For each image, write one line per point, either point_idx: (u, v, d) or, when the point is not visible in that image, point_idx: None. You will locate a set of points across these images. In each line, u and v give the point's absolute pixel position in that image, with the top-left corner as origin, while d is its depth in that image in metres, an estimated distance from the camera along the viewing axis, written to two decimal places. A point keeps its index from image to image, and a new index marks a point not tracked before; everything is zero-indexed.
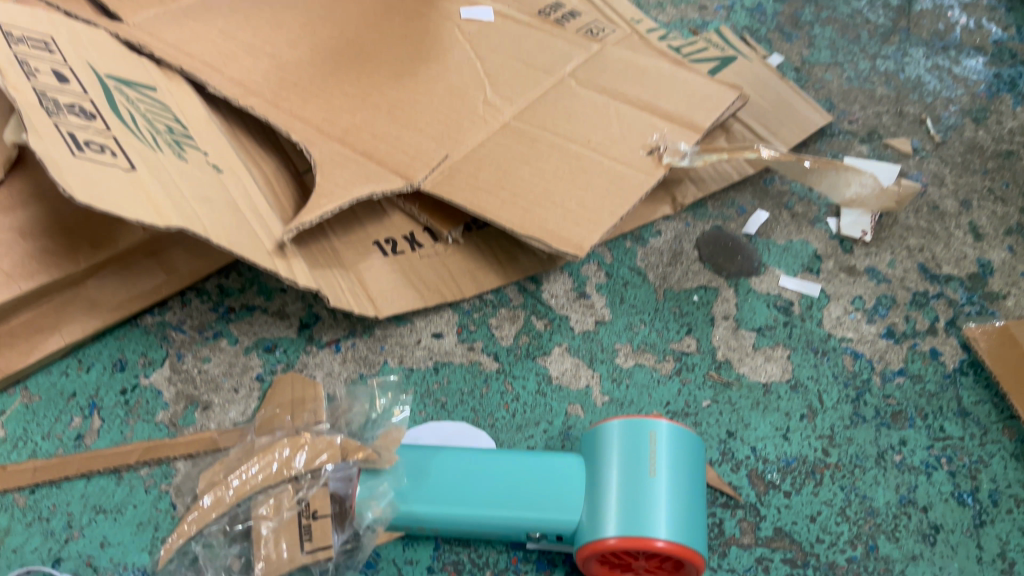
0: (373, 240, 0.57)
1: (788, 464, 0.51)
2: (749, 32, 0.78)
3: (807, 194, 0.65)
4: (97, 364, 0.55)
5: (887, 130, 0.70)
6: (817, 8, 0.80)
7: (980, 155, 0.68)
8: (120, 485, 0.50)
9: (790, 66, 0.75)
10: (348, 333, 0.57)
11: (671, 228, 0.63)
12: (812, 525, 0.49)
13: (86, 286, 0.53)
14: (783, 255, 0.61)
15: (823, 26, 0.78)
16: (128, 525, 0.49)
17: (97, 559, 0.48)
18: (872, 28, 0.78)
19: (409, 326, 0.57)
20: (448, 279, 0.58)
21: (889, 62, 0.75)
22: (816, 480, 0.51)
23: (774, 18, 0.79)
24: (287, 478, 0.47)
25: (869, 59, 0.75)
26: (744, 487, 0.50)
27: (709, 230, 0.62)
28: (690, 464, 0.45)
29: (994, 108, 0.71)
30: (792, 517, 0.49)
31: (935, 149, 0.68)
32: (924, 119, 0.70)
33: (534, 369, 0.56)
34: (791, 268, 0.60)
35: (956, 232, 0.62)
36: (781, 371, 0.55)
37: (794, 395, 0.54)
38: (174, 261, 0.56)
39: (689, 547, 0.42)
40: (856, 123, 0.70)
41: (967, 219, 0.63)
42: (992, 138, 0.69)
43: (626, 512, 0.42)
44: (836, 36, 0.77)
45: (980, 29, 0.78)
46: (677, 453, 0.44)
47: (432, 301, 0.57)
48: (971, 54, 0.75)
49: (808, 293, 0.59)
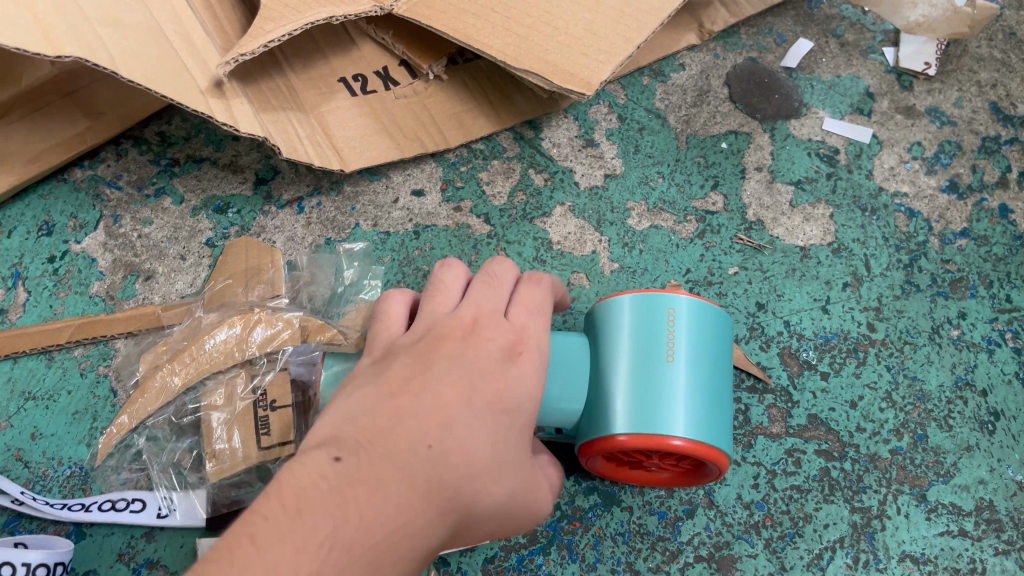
0: (339, 77, 0.47)
1: (826, 342, 0.44)
2: None
3: (860, 18, 0.54)
4: (20, 227, 0.47)
5: None
6: None
7: None
8: (51, 368, 0.43)
9: None
10: (313, 190, 0.48)
11: (697, 60, 0.52)
12: (852, 412, 0.42)
13: None
14: (829, 92, 0.51)
15: None
16: (62, 414, 0.42)
17: (28, 452, 0.41)
18: None
19: (384, 182, 0.49)
20: (429, 125, 0.48)
21: None
22: (859, 360, 0.43)
23: None
24: (240, 361, 0.40)
25: None
26: (775, 368, 0.43)
27: (743, 63, 0.52)
28: (716, 343, 0.37)
29: None
30: (830, 403, 0.42)
31: None
32: None
33: (531, 232, 0.47)
34: (837, 108, 0.51)
35: None
36: (823, 232, 0.47)
37: (836, 261, 0.46)
38: (95, 101, 0.47)
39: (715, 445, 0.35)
40: None
41: None
42: None
43: (643, 400, 0.35)
44: None
45: None
46: (703, 334, 0.36)
47: (410, 152, 0.48)
48: None
49: (858, 139, 0.50)
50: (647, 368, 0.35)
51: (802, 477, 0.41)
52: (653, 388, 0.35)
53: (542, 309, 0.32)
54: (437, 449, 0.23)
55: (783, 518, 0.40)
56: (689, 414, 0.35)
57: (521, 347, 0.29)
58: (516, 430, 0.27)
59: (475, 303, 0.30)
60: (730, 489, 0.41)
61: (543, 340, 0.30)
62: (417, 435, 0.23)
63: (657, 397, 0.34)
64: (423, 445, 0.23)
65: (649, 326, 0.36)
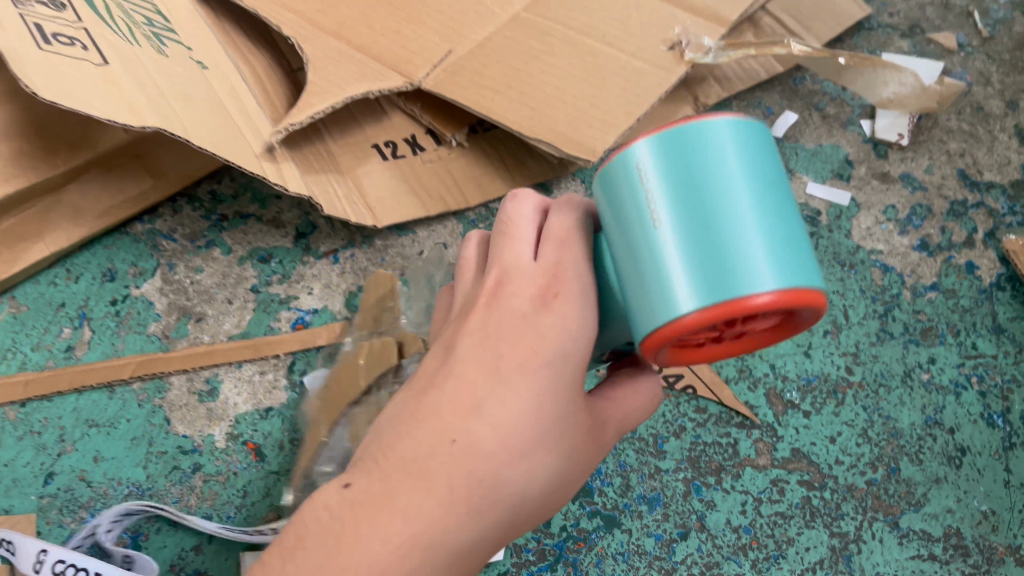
0: (372, 142, 0.53)
1: (809, 383, 0.48)
2: None
3: (840, 93, 0.59)
4: (87, 274, 0.52)
5: (930, 22, 0.63)
6: None
7: None
8: (112, 400, 0.49)
9: None
10: (347, 243, 0.54)
11: None
12: (831, 446, 0.47)
13: (68, 192, 0.50)
14: (811, 159, 0.57)
15: None
16: (122, 440, 0.48)
17: (91, 474, 0.47)
18: None
19: (411, 237, 0.55)
20: (452, 185, 0.54)
21: None
22: (838, 400, 0.48)
23: None
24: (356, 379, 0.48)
25: None
26: (761, 407, 0.47)
27: None
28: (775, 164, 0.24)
29: None
30: (812, 438, 0.47)
31: (983, 44, 0.62)
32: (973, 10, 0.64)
33: None
34: (819, 174, 0.56)
35: (1001, 136, 0.58)
36: None
37: None
38: (160, 163, 0.53)
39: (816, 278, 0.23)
40: (898, 14, 0.63)
41: (1014, 122, 0.59)
42: None
43: (707, 269, 0.22)
44: None
45: None
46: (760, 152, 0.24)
47: (434, 210, 0.54)
48: None
49: (837, 203, 0.55)
50: (704, 216, 0.23)
51: (786, 504, 0.45)
52: (717, 246, 0.22)
53: (580, 231, 0.28)
54: (459, 440, 0.26)
55: (768, 541, 0.45)
56: (764, 235, 0.22)
57: (557, 288, 0.27)
58: (553, 387, 0.27)
59: (503, 260, 0.29)
60: (720, 515, 0.45)
61: (582, 270, 0.27)
62: (440, 432, 0.26)
63: (720, 240, 0.22)
64: (445, 440, 0.26)
65: (688, 159, 0.23)
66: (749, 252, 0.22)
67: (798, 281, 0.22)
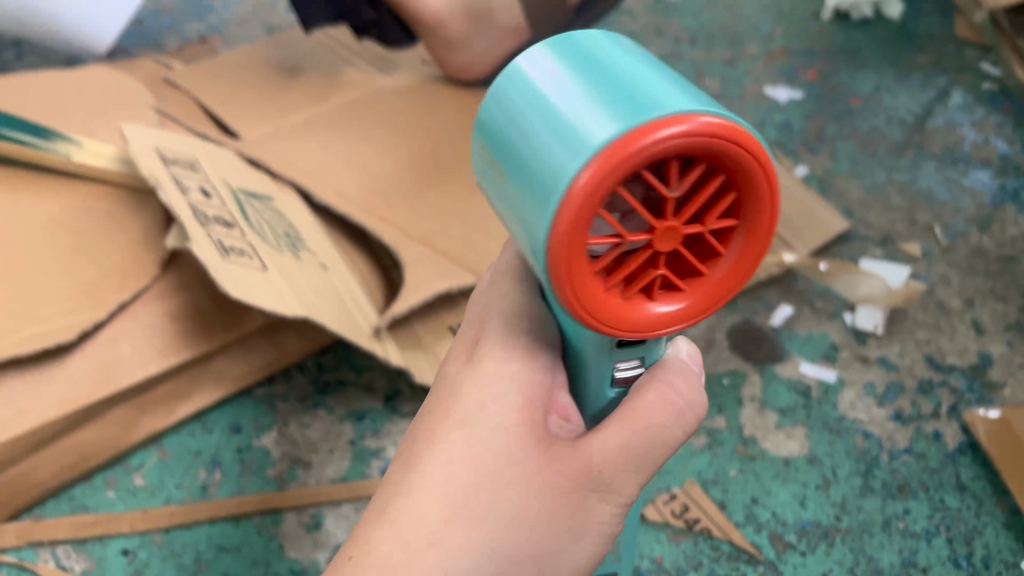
0: (447, 324, 0.66)
1: (804, 527, 0.59)
2: (779, 145, 0.87)
3: (827, 291, 0.73)
4: (218, 427, 0.66)
5: (900, 235, 0.78)
6: (840, 125, 0.89)
7: (985, 258, 0.76)
8: (238, 529, 0.61)
9: (814, 176, 0.84)
10: None
11: (706, 319, 0.72)
12: None
13: (216, 362, 0.65)
14: (803, 344, 0.70)
15: (845, 140, 0.87)
16: (245, 561, 0.59)
17: None
18: (890, 142, 0.86)
19: None
20: None
21: (903, 173, 0.84)
22: (829, 542, 0.58)
23: (801, 133, 0.88)
24: None
25: (885, 170, 0.84)
26: (765, 546, 0.58)
27: (740, 323, 0.71)
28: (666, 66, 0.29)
29: (1000, 216, 0.79)
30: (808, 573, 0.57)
31: (944, 252, 0.76)
32: (934, 226, 0.79)
33: None
34: (810, 356, 0.69)
35: (960, 327, 0.70)
36: (800, 446, 0.63)
37: (811, 468, 0.62)
38: (282, 339, 0.67)
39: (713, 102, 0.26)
40: (873, 229, 0.78)
41: (971, 315, 0.71)
42: (996, 244, 0.77)
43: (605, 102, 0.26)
44: (856, 149, 0.86)
45: (988, 144, 0.86)
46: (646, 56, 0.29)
47: None
48: (978, 166, 0.84)
49: (825, 380, 0.67)
50: (598, 84, 0.27)
51: None
52: (617, 94, 0.26)
53: (494, 331, 0.37)
54: (416, 525, 0.32)
55: None
56: (649, 79, 0.26)
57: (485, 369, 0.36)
58: (478, 453, 0.33)
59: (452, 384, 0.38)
60: None
61: (495, 355, 0.36)
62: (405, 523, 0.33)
63: (615, 87, 0.26)
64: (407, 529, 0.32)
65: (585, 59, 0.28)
66: (641, 91, 0.26)
67: (695, 104, 0.25)
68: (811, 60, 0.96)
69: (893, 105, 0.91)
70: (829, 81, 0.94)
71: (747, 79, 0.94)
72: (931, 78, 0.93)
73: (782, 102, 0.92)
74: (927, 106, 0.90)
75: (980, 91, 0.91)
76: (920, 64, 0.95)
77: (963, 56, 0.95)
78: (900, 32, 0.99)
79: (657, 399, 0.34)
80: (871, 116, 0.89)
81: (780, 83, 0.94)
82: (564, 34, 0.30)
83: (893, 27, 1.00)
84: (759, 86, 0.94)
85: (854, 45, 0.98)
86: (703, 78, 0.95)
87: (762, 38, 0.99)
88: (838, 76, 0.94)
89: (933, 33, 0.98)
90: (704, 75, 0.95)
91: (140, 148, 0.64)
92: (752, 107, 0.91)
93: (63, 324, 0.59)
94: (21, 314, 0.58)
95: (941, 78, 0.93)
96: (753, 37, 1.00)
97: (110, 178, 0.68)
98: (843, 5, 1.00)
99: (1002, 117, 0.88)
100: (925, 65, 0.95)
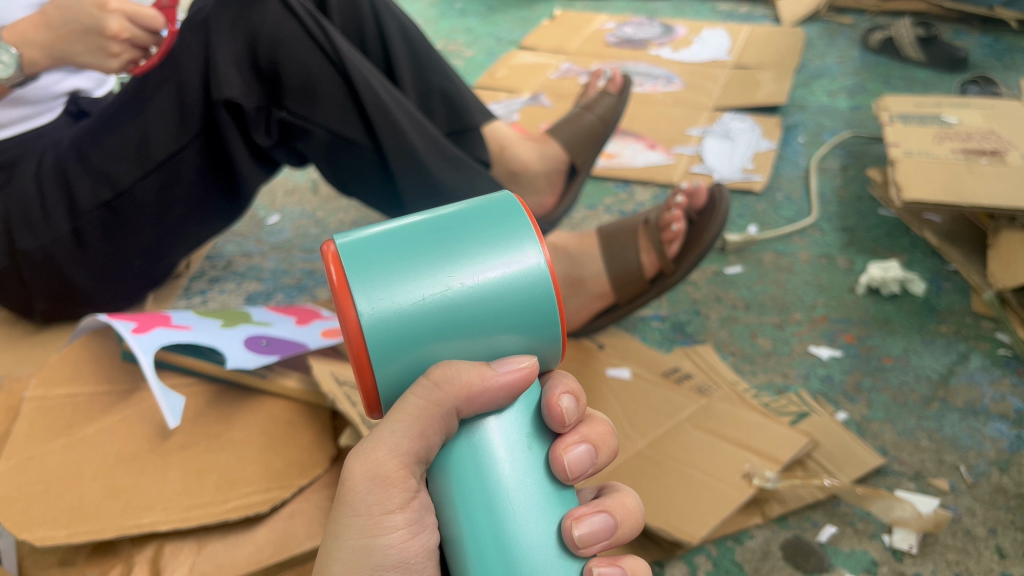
0: None
1: None
2: (822, 394, 1.04)
3: (866, 516, 0.87)
4: None
5: (929, 471, 0.92)
6: (874, 378, 1.06)
7: (1005, 494, 0.89)
8: None
9: (853, 420, 1.00)
10: None
11: (762, 533, 0.87)
12: None
13: None
14: (847, 558, 0.84)
15: (878, 392, 1.04)
16: None
17: None
18: (918, 395, 1.02)
19: None
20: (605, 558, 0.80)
21: (930, 421, 0.98)
22: None
23: (841, 384, 1.05)
24: (594, 510, 0.51)
25: (915, 418, 0.99)
26: None
27: (790, 538, 0.86)
28: (460, 283, 0.47)
29: (1018, 460, 0.92)
30: None
31: (969, 487, 0.90)
32: (959, 465, 0.93)
33: None
34: (853, 569, 0.83)
35: (985, 551, 0.83)
36: None
37: None
38: None
39: (364, 297, 0.45)
40: (905, 465, 0.93)
41: (994, 542, 0.84)
42: (1014, 483, 0.90)
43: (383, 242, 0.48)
44: (889, 400, 1.02)
45: (1004, 400, 1.01)
46: (459, 269, 0.47)
47: None
48: (997, 418, 0.98)
49: None
50: (402, 241, 0.48)
51: None
52: (385, 250, 0.47)
53: None
54: None
55: None
56: (391, 255, 0.47)
57: None
58: None
59: None
60: None
61: None
62: None
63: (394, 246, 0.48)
64: None
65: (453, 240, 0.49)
66: (376, 254, 0.47)
67: (350, 270, 0.46)
68: (847, 325, 1.15)
69: (919, 364, 1.07)
70: (864, 343, 1.12)
71: (794, 339, 1.14)
72: (952, 344, 1.10)
73: (824, 358, 1.10)
74: (950, 366, 1.06)
75: (995, 355, 1.08)
76: (942, 331, 1.13)
77: (980, 326, 1.13)
78: (924, 305, 1.18)
79: (394, 408, 0.48)
80: (901, 373, 1.06)
81: (822, 343, 1.13)
82: (509, 238, 0.50)
83: (918, 301, 1.19)
84: (804, 345, 1.13)
85: (884, 315, 1.17)
86: (756, 336, 1.15)
87: (806, 306, 1.20)
88: (871, 339, 1.13)
89: (953, 307, 1.17)
90: (757, 334, 1.15)
91: (323, 376, 0.88)
92: (798, 362, 1.10)
93: (259, 500, 0.78)
94: (229, 492, 0.78)
95: (961, 344, 1.10)
96: (798, 306, 1.20)
97: (288, 395, 0.89)
98: (874, 282, 1.20)
99: (1016, 377, 1.04)
100: (947, 332, 1.13)
